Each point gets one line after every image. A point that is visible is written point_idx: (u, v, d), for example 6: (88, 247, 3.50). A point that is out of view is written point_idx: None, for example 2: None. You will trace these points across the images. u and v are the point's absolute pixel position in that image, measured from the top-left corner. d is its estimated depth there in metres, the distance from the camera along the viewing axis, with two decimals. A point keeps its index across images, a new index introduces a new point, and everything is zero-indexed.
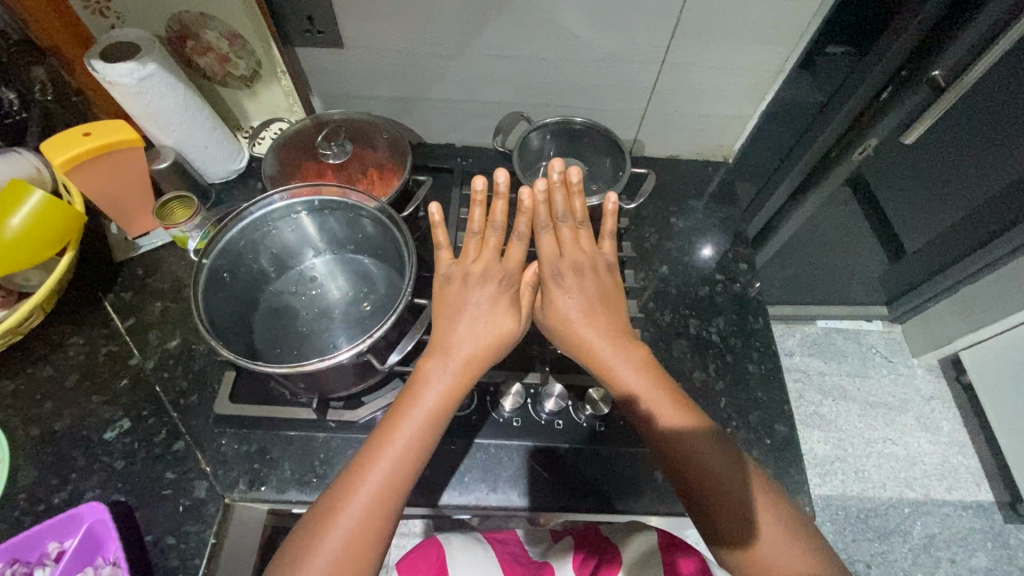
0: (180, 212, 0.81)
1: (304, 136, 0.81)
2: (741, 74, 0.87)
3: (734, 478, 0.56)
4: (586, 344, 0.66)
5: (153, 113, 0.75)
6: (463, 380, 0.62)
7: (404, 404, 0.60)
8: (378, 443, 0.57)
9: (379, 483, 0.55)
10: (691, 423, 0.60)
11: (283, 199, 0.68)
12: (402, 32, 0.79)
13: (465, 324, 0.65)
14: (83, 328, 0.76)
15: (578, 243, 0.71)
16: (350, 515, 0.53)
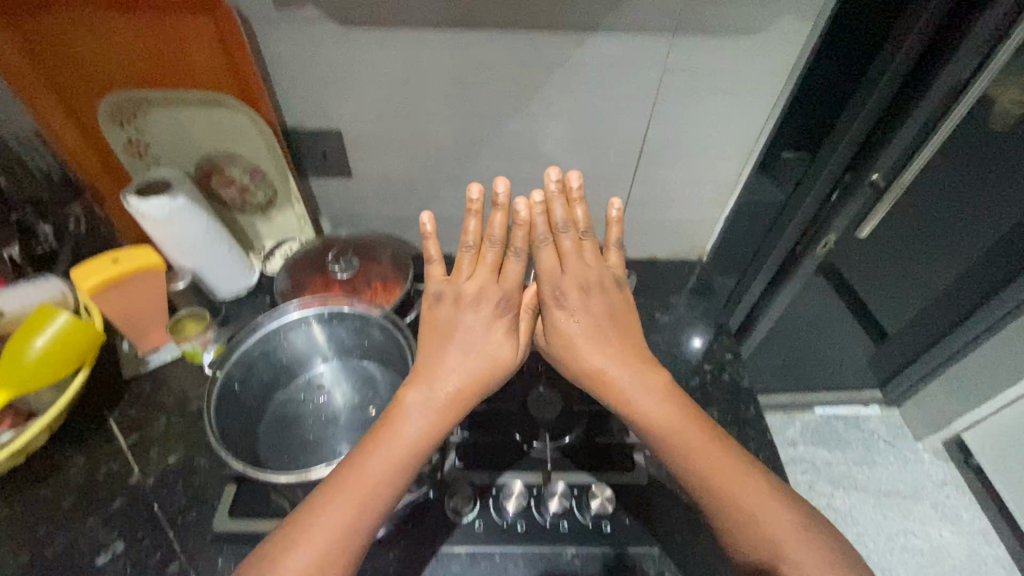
0: (191, 327, 0.87)
1: (313, 254, 0.88)
2: (704, 185, 0.98)
3: (750, 504, 0.57)
4: (596, 367, 0.67)
5: (177, 239, 0.82)
6: (456, 401, 0.63)
7: (381, 437, 0.59)
8: (357, 463, 0.57)
9: (352, 502, 0.55)
10: (699, 441, 0.61)
11: (297, 310, 0.73)
12: (404, 162, 0.90)
13: (461, 344, 0.66)
14: (86, 446, 0.77)
15: (581, 257, 0.69)
16: (321, 535, 0.53)
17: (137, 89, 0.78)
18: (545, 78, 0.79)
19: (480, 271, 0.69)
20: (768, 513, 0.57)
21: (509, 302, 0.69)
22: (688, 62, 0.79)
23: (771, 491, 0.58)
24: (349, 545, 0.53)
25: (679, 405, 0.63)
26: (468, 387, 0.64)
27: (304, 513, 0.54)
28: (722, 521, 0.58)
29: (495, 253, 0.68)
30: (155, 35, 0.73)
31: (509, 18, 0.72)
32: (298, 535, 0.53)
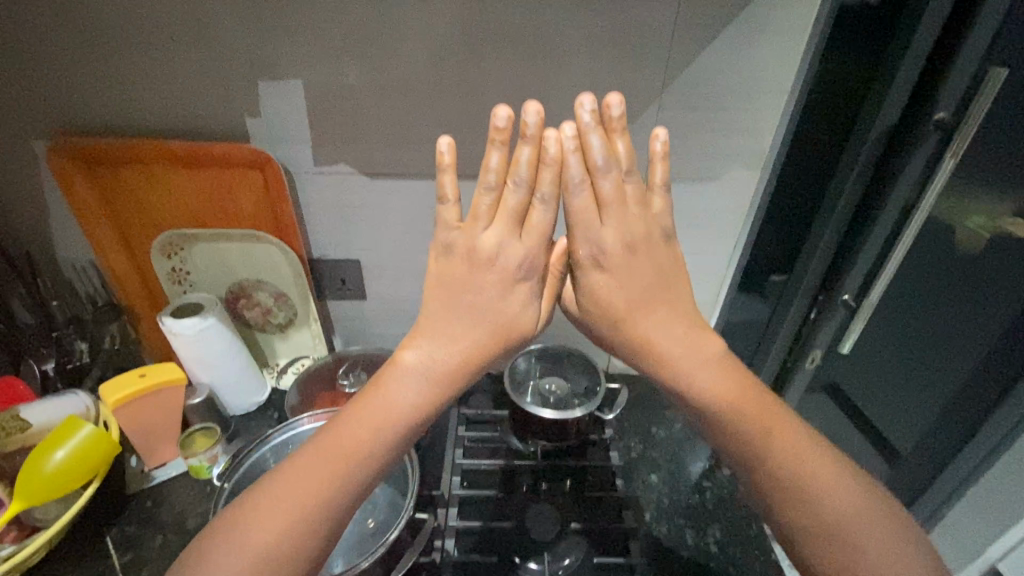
0: (200, 442, 0.90)
1: (325, 369, 0.94)
2: None
3: (806, 484, 0.55)
4: (640, 337, 0.59)
5: (201, 356, 0.89)
6: (460, 369, 0.57)
7: (365, 410, 0.55)
8: (339, 432, 0.55)
9: (329, 470, 0.53)
10: (755, 411, 0.57)
11: (308, 421, 0.80)
12: (413, 286, 1.00)
13: (472, 304, 0.57)
14: (77, 568, 0.76)
15: (625, 204, 0.57)
16: (292, 501, 0.52)
17: (188, 227, 0.91)
18: None
19: (505, 223, 0.57)
20: (822, 486, 0.55)
21: (537, 258, 0.59)
22: None
23: (832, 473, 0.56)
24: (316, 514, 0.52)
25: (736, 379, 0.59)
26: (471, 353, 0.57)
27: (282, 476, 0.54)
28: (778, 501, 0.56)
29: (520, 195, 0.56)
30: (211, 185, 0.87)
31: None
32: (271, 499, 0.53)
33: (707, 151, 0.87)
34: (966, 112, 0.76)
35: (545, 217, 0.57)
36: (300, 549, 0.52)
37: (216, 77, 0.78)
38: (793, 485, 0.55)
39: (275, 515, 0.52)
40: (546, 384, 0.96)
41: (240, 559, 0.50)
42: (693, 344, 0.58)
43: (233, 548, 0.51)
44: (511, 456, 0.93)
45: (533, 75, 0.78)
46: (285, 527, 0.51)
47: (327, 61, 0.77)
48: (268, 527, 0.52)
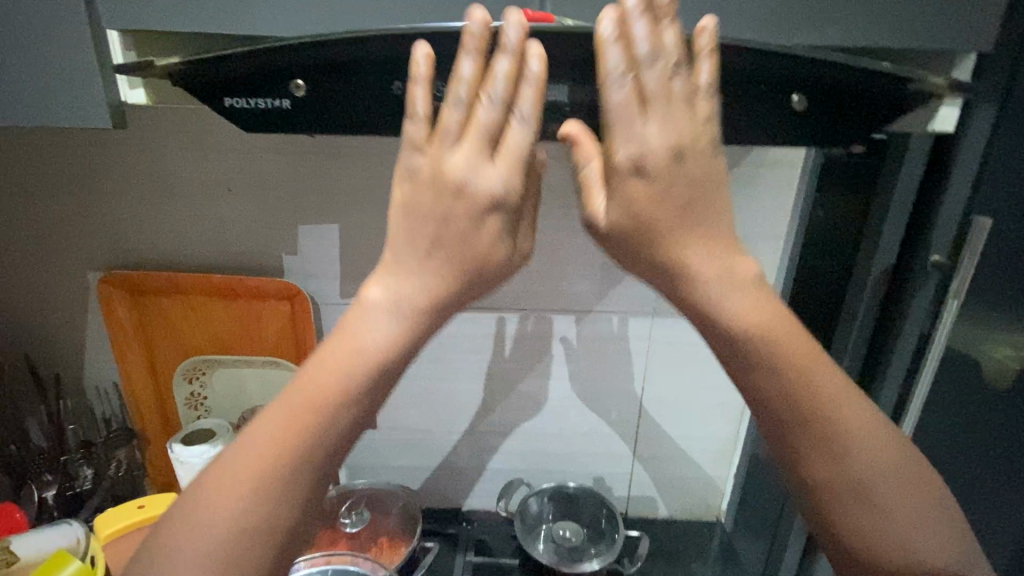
0: None
1: (326, 504, 0.91)
2: (709, 443, 1.02)
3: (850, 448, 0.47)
4: (678, 262, 0.46)
5: None
6: (440, 300, 0.47)
7: (329, 358, 0.46)
8: (302, 383, 0.46)
9: (290, 428, 0.45)
10: (798, 356, 0.47)
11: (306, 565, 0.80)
12: (424, 416, 0.99)
13: (437, 236, 0.46)
14: None
15: (676, 103, 0.43)
16: (253, 465, 0.44)
17: (214, 354, 0.95)
18: (549, 347, 0.94)
19: (478, 127, 0.45)
20: (863, 433, 0.47)
21: (520, 169, 0.46)
22: (669, 337, 0.93)
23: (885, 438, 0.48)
24: (286, 470, 0.44)
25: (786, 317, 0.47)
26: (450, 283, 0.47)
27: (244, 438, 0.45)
28: (820, 481, 0.48)
29: (495, 114, 0.44)
30: (243, 315, 0.92)
31: (520, 303, 0.91)
32: (231, 461, 0.45)
33: None
34: (959, 256, 0.71)
35: (531, 122, 0.45)
36: (267, 513, 0.44)
37: (263, 221, 0.87)
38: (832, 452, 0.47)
39: (238, 479, 0.44)
40: (560, 529, 0.90)
41: (205, 535, 0.43)
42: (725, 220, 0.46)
43: (192, 525, 0.43)
44: None
45: (546, 223, 0.86)
46: (247, 490, 0.44)
47: (362, 208, 0.86)
48: (234, 490, 0.44)
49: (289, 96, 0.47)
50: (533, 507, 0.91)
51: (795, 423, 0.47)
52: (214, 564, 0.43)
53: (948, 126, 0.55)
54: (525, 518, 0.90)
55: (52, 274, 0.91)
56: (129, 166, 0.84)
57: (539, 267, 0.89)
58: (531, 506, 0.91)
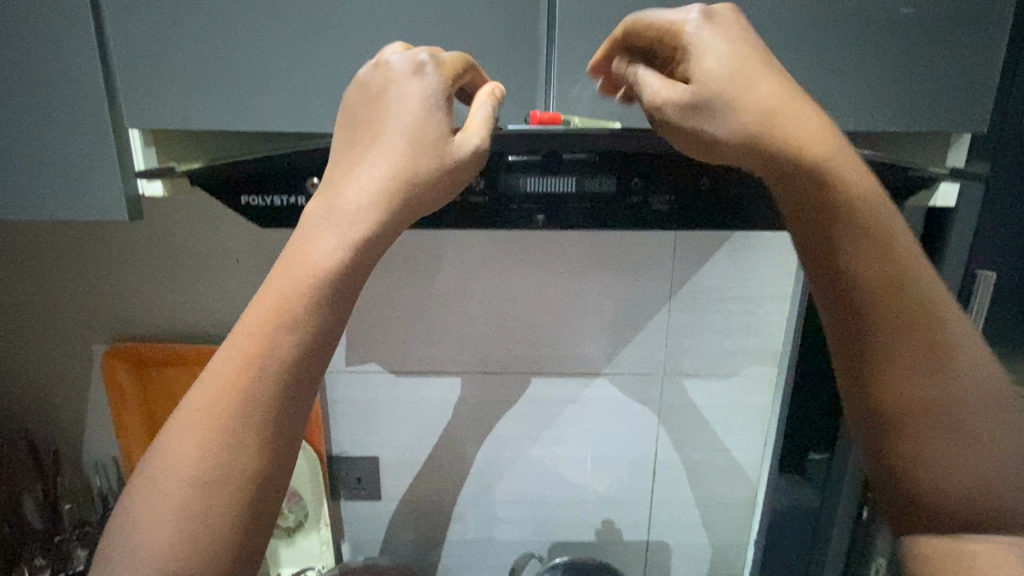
0: None
1: None
2: (725, 507, 0.98)
3: (919, 334, 0.43)
4: (761, 107, 0.42)
5: None
6: (389, 187, 0.43)
7: (291, 264, 0.42)
8: (273, 284, 0.42)
9: (262, 335, 0.41)
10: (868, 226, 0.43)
11: None
12: (433, 485, 0.96)
13: (373, 127, 0.43)
14: None
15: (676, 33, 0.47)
16: (227, 378, 0.41)
17: None
18: (559, 410, 0.92)
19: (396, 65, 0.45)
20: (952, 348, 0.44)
21: (438, 95, 0.44)
22: (680, 398, 0.92)
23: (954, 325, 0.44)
24: (260, 385, 0.41)
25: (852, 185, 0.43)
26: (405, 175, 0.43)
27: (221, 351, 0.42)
28: (896, 359, 0.44)
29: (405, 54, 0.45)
30: None
31: (529, 367, 0.90)
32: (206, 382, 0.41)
33: (722, 349, 0.90)
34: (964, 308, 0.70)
35: (448, 61, 0.45)
36: (245, 432, 0.41)
37: None
38: (908, 335, 0.43)
39: (199, 416, 0.40)
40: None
41: (179, 460, 0.40)
42: (758, 79, 0.42)
43: (169, 453, 0.40)
44: None
45: (554, 286, 0.87)
46: (224, 406, 0.40)
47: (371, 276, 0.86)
48: (209, 409, 0.40)
49: (304, 194, 0.48)
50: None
51: (875, 296, 0.43)
52: (194, 487, 0.40)
53: (950, 203, 0.60)
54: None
55: (56, 351, 0.91)
56: (137, 244, 0.86)
57: (544, 330, 0.88)
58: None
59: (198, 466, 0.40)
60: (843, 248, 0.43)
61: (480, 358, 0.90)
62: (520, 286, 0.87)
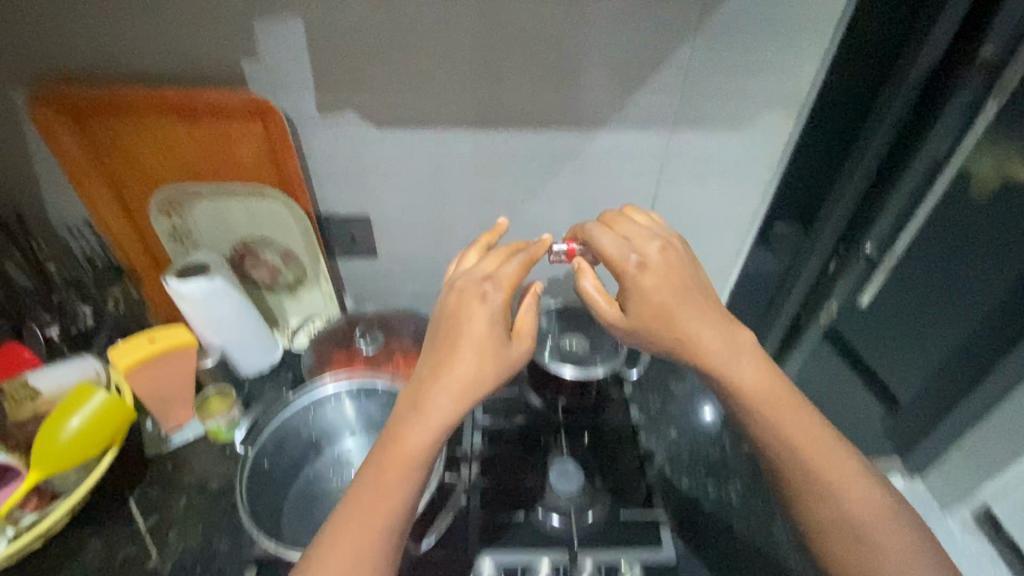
0: (216, 403, 0.88)
1: (338, 332, 0.93)
2: (710, 261, 1.03)
3: (841, 507, 0.60)
4: (698, 336, 0.63)
5: (211, 320, 0.87)
6: (479, 378, 0.59)
7: (399, 429, 0.58)
8: (387, 453, 0.57)
9: (383, 490, 0.56)
10: (774, 403, 0.62)
11: (332, 383, 0.72)
12: (427, 245, 0.96)
13: (457, 341, 0.60)
14: (106, 529, 0.76)
15: (665, 261, 0.66)
16: (389, 501, 0.56)
17: (185, 183, 0.86)
18: (558, 167, 0.87)
19: (461, 296, 0.63)
20: (845, 489, 0.61)
21: (495, 311, 0.61)
22: (685, 152, 0.86)
23: (839, 452, 0.62)
24: (381, 531, 0.55)
25: (746, 378, 0.63)
26: (482, 370, 0.59)
27: (361, 489, 0.56)
28: (809, 498, 0.61)
29: (473, 275, 0.64)
30: (210, 140, 0.81)
31: (525, 118, 0.81)
32: (354, 510, 0.56)
33: (743, 94, 0.81)
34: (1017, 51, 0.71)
35: (504, 277, 0.63)
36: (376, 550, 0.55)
37: (216, 21, 0.71)
38: (819, 503, 0.60)
39: (345, 539, 0.54)
40: (567, 342, 0.90)
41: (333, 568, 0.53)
42: (703, 322, 0.64)
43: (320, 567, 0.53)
44: (528, 416, 0.89)
45: (556, 14, 0.71)
46: (366, 535, 0.55)
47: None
48: (349, 540, 0.54)
49: None
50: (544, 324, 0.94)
51: (779, 461, 0.62)
52: None
53: None
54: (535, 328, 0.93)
55: None
56: None
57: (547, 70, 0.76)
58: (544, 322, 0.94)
59: (363, 573, 0.54)
60: (764, 451, 0.63)
61: (471, 108, 0.80)
62: (517, 13, 0.71)
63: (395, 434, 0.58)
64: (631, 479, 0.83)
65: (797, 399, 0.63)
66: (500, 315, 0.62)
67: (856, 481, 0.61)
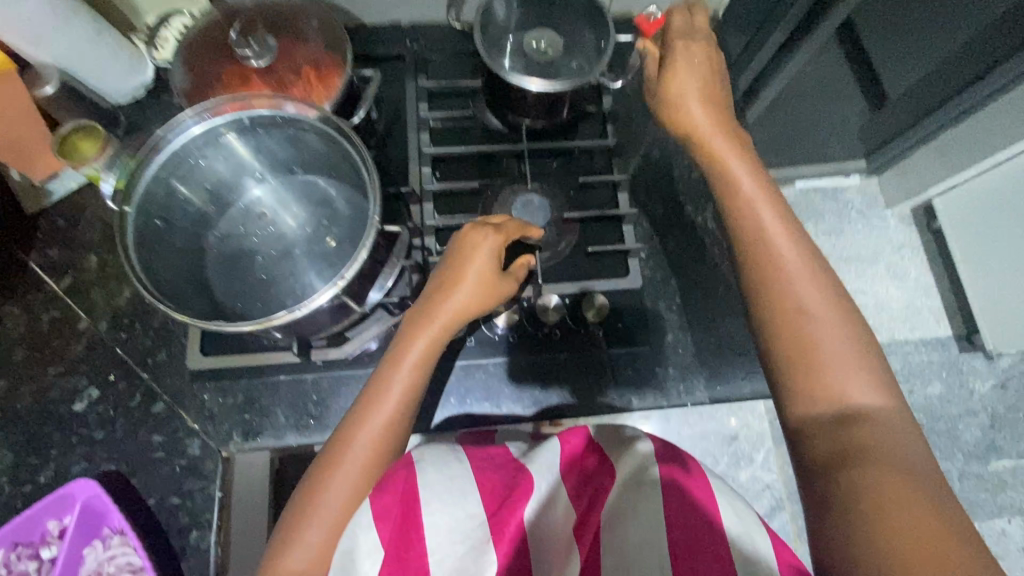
0: (85, 144, 0.67)
1: (218, 36, 0.68)
2: None
3: (807, 306, 0.48)
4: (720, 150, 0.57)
5: (11, 23, 0.60)
6: (478, 304, 0.58)
7: (402, 352, 0.57)
8: (389, 372, 0.56)
9: (386, 413, 0.55)
10: (760, 192, 0.54)
11: (200, 121, 0.51)
12: None
13: (457, 267, 0.59)
14: (16, 294, 0.67)
15: (702, 76, 0.61)
16: (392, 416, 0.54)
17: None
18: None
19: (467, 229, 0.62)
20: (815, 291, 0.49)
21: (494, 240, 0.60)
22: None
23: (817, 281, 0.50)
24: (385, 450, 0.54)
25: (743, 179, 0.55)
26: (480, 295, 0.58)
27: (364, 404, 0.55)
28: (764, 294, 0.50)
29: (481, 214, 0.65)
30: None
31: None
32: (357, 427, 0.54)
33: None
34: None
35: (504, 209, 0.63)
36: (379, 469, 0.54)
37: None
38: (793, 310, 0.49)
39: (352, 457, 0.53)
40: (530, 42, 0.69)
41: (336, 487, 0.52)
42: (723, 136, 0.58)
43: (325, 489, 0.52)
44: (487, 139, 0.75)
45: None
46: (371, 458, 0.53)
47: None
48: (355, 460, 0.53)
49: None
50: (499, 10, 0.69)
51: (749, 247, 0.52)
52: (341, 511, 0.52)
53: None
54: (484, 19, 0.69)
55: None
56: None
57: None
58: (499, 7, 0.69)
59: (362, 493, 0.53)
60: (735, 239, 0.54)
61: None
62: None
63: (394, 353, 0.57)
64: (605, 198, 0.74)
65: (782, 212, 0.54)
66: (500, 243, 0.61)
67: (838, 320, 0.48)
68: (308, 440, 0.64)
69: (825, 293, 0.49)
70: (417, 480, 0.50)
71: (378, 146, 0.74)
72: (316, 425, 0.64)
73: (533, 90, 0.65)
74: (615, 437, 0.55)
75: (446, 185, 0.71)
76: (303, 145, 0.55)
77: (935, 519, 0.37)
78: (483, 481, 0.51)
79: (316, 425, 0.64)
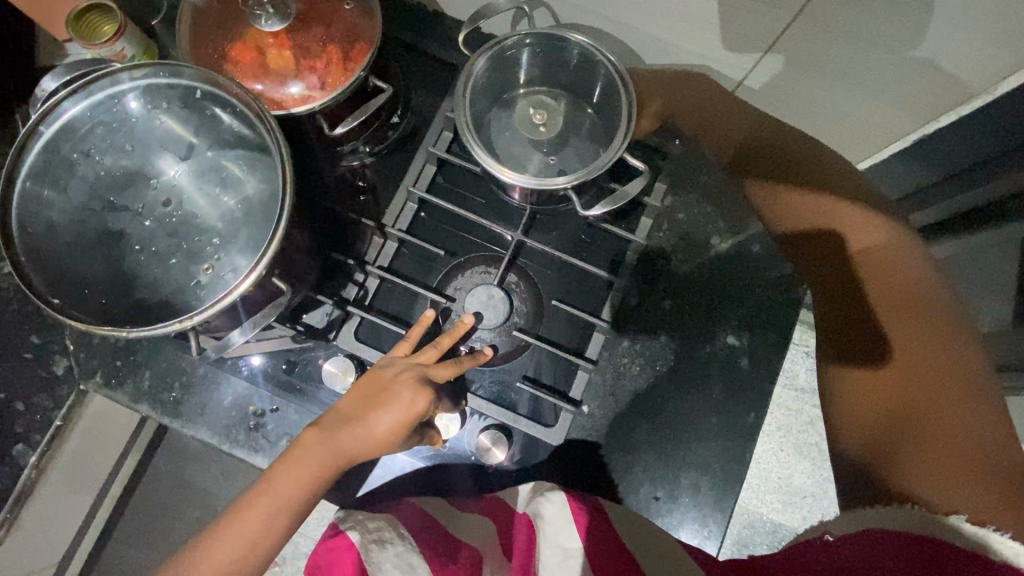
0: (103, 27, 0.61)
1: None
2: (906, 85, 0.58)
3: (869, 275, 0.54)
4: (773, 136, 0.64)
5: None
6: (391, 441, 0.51)
7: (290, 457, 0.48)
8: (273, 483, 0.46)
9: (260, 523, 0.45)
10: (797, 162, 0.62)
11: (131, 82, 0.47)
12: None
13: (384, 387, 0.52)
14: None
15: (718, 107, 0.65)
16: (265, 525, 0.45)
17: None
18: None
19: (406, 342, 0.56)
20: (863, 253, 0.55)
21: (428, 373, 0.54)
22: None
23: (903, 249, 0.55)
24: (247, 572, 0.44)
25: (796, 163, 0.62)
26: (397, 426, 0.51)
27: (245, 506, 0.46)
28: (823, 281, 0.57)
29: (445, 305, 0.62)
30: None
31: None
32: (228, 525, 0.45)
33: None
34: None
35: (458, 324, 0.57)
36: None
37: None
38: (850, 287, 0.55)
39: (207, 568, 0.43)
40: (527, 113, 0.61)
41: None
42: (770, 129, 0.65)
43: None
44: (489, 206, 0.65)
45: None
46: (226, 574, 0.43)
47: None
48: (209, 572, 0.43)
49: None
50: (524, 58, 0.59)
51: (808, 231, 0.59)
52: None
53: None
54: (504, 62, 0.59)
55: None
56: None
57: None
58: (521, 57, 0.59)
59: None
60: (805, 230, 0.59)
61: None
62: None
63: (295, 453, 0.48)
64: (577, 330, 0.64)
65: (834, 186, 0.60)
66: (436, 374, 0.54)
67: (883, 271, 0.54)
68: (156, 416, 0.61)
69: (880, 252, 0.55)
70: (359, 557, 0.46)
71: (380, 152, 0.66)
72: (172, 405, 0.61)
73: (502, 180, 0.54)
74: (538, 489, 0.53)
75: (411, 238, 0.62)
76: (260, 152, 0.49)
77: (970, 428, 0.43)
78: (426, 553, 0.47)
79: (172, 406, 0.61)
